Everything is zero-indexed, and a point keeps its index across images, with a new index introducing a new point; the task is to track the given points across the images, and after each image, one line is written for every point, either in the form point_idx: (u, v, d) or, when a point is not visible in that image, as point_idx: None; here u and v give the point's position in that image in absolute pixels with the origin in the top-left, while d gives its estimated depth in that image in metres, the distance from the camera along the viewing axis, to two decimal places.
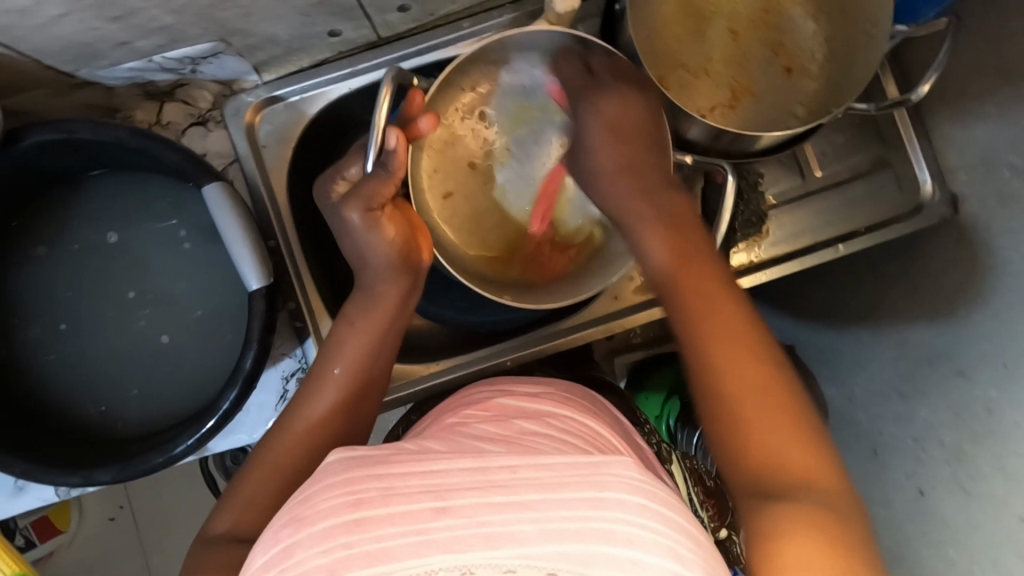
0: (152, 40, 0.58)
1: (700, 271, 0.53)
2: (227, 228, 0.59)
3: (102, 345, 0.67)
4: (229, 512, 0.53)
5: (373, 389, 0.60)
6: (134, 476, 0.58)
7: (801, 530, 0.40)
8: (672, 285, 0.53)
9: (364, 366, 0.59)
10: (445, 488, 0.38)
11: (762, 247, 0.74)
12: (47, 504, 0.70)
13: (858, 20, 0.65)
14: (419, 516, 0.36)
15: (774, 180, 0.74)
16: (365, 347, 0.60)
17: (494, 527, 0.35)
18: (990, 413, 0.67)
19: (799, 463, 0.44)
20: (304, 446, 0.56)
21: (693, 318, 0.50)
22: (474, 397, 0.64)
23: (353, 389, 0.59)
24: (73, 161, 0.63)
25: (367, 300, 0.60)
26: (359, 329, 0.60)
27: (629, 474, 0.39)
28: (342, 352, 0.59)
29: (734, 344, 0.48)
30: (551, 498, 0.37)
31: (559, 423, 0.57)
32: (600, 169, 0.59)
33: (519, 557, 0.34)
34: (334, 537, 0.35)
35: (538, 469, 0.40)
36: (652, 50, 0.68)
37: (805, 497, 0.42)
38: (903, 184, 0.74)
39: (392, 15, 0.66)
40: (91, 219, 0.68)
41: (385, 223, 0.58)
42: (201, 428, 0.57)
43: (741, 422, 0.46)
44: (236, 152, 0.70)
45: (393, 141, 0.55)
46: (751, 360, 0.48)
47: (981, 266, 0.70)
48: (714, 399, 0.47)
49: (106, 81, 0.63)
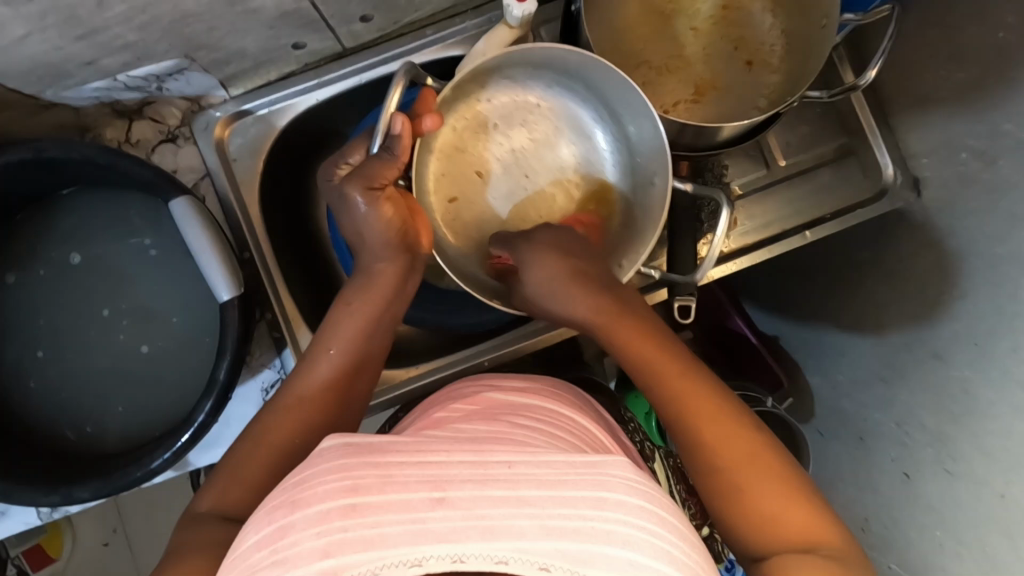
0: (117, 59, 0.59)
1: (669, 362, 0.56)
2: (195, 241, 0.59)
3: (82, 363, 0.68)
4: (213, 491, 0.52)
5: (366, 373, 0.61)
6: (112, 492, 0.58)
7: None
8: (646, 382, 0.56)
9: (360, 348, 0.60)
10: (444, 480, 0.38)
11: (730, 236, 0.74)
12: (30, 527, 0.70)
13: (810, 11, 0.66)
14: (415, 505, 0.36)
15: (740, 172, 0.75)
16: (360, 331, 0.60)
17: (491, 520, 0.35)
18: (968, 393, 0.67)
19: (802, 524, 0.47)
20: (296, 427, 0.55)
21: (675, 405, 0.54)
22: (461, 392, 0.64)
23: (349, 368, 0.59)
24: (44, 182, 0.64)
25: (363, 284, 0.61)
26: (354, 310, 0.60)
27: (626, 475, 0.41)
28: (338, 333, 0.59)
29: (723, 418, 0.53)
30: (549, 494, 0.38)
31: (544, 418, 0.57)
32: (549, 295, 0.60)
33: (514, 548, 0.34)
34: (329, 521, 0.36)
35: (538, 465, 0.40)
36: (614, 49, 0.69)
37: (814, 552, 0.46)
38: (867, 169, 0.75)
39: (356, 25, 0.67)
40: (64, 240, 0.68)
41: (384, 204, 0.58)
42: (177, 442, 0.57)
43: (741, 492, 0.50)
44: (207, 167, 0.71)
45: (398, 127, 0.57)
46: (738, 433, 0.52)
47: (947, 250, 0.70)
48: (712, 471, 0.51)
49: (72, 101, 0.64)
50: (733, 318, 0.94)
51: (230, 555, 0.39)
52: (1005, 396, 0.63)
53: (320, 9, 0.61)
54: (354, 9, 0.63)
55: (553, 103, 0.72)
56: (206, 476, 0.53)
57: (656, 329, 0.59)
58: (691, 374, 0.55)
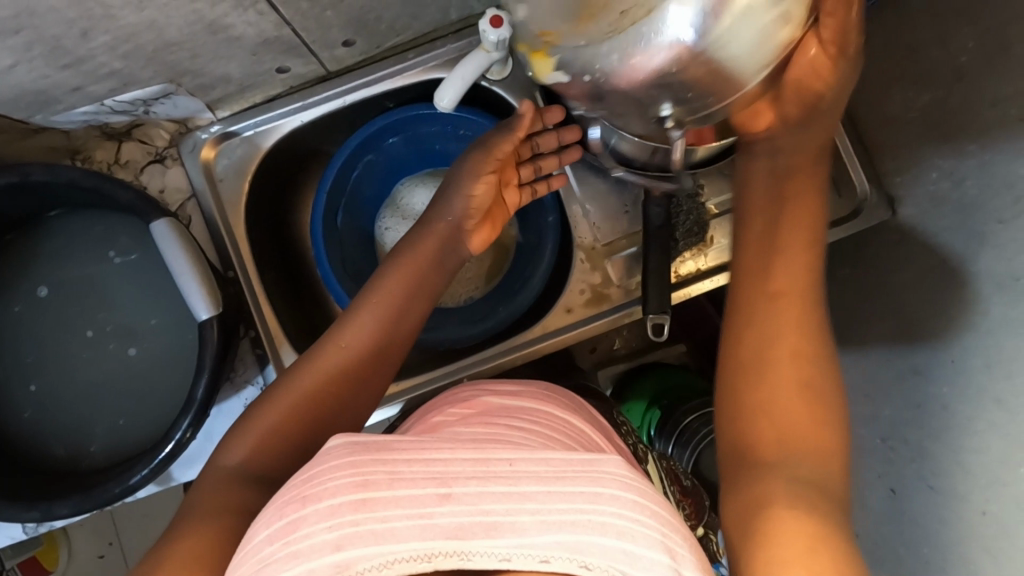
0: (103, 85, 0.61)
1: (786, 268, 0.57)
2: (175, 263, 0.60)
3: (70, 380, 0.69)
4: (236, 446, 0.53)
5: (407, 328, 0.61)
6: (93, 507, 0.59)
7: (783, 504, 0.43)
8: (748, 272, 0.58)
9: (398, 304, 0.61)
10: (450, 476, 0.40)
11: (708, 254, 0.74)
12: (16, 542, 0.71)
13: None
14: (424, 501, 0.38)
15: (716, 191, 0.74)
16: (403, 285, 0.62)
17: (495, 516, 0.37)
18: (946, 408, 0.68)
19: (807, 447, 0.47)
20: (333, 367, 0.57)
21: (761, 296, 0.56)
22: (459, 396, 0.65)
23: (387, 326, 0.60)
24: (33, 205, 0.65)
25: (417, 238, 0.64)
26: (401, 263, 0.63)
27: (619, 473, 0.42)
28: (382, 285, 0.61)
29: (787, 333, 0.53)
30: (550, 490, 0.40)
31: (542, 421, 0.58)
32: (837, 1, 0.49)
33: (517, 545, 0.36)
34: (340, 514, 0.37)
35: (537, 462, 0.42)
36: None
37: (798, 466, 0.46)
38: (841, 189, 0.75)
39: (339, 49, 0.69)
40: (54, 259, 0.70)
41: (481, 184, 0.65)
42: (155, 458, 0.58)
43: (764, 385, 0.51)
44: (194, 188, 0.73)
45: (523, 109, 0.66)
46: (807, 348, 0.52)
47: (923, 264, 0.70)
48: (749, 367, 0.53)
49: (61, 125, 0.66)
50: None
51: (241, 548, 0.40)
52: (979, 410, 0.63)
53: (302, 35, 0.63)
54: (335, 35, 0.65)
55: None
56: (238, 419, 0.55)
57: (786, 225, 0.59)
58: (791, 290, 0.55)
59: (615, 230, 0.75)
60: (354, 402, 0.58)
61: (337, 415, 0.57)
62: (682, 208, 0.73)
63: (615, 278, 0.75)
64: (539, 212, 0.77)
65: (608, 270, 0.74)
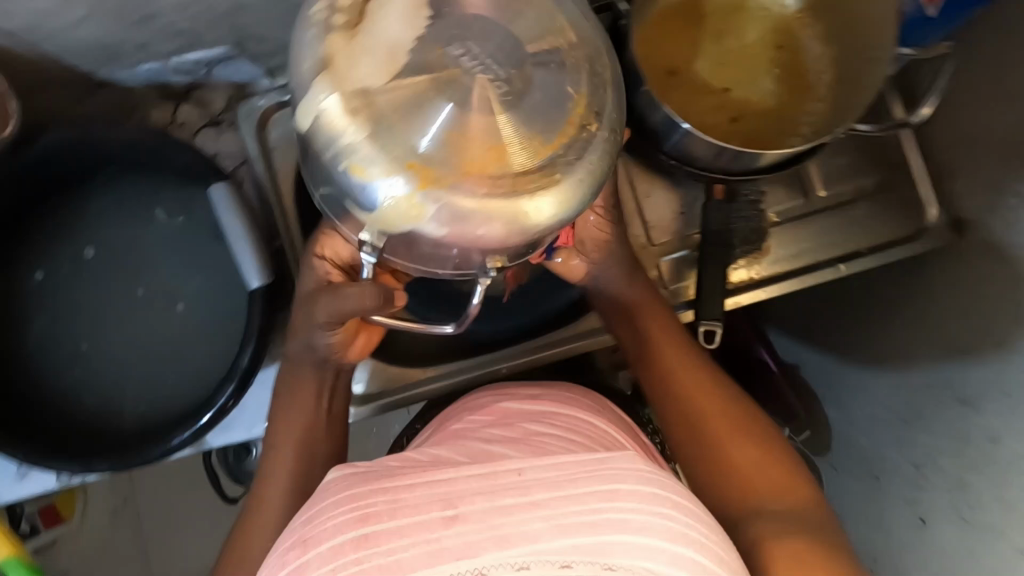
0: (169, 44, 0.60)
1: (676, 348, 0.62)
2: (229, 229, 0.60)
3: (107, 337, 0.67)
4: None
5: (324, 449, 0.61)
6: (130, 466, 0.60)
7: (784, 537, 0.47)
8: (650, 356, 0.62)
9: (309, 428, 0.61)
10: (456, 497, 0.39)
11: (763, 263, 0.72)
12: (48, 492, 0.71)
13: (861, 40, 0.66)
14: (430, 526, 0.37)
15: (777, 200, 0.73)
16: (301, 421, 0.61)
17: (506, 528, 0.37)
18: (994, 443, 0.65)
19: (771, 481, 0.52)
20: (295, 429, 0.60)
21: (674, 372, 0.60)
22: (477, 401, 0.63)
23: (304, 458, 0.60)
24: (87, 160, 0.65)
25: (296, 370, 0.62)
26: (288, 396, 0.62)
27: (635, 467, 0.42)
28: (283, 422, 0.61)
29: (705, 395, 0.58)
30: (562, 495, 0.39)
31: (567, 425, 0.57)
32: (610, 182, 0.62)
33: (531, 553, 0.36)
34: (345, 554, 0.36)
35: (547, 468, 0.42)
36: (655, 60, 0.70)
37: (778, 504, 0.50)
38: (909, 203, 0.73)
39: None
40: (102, 215, 0.69)
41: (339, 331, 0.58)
42: (198, 422, 0.60)
43: (715, 443, 0.55)
44: (247, 153, 0.71)
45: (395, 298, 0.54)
46: (724, 407, 0.58)
47: (983, 293, 0.68)
48: (692, 434, 0.57)
49: (125, 81, 0.66)
50: (759, 350, 0.97)
51: None
52: None
53: None
54: None
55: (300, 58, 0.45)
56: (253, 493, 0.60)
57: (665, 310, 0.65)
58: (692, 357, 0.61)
59: (668, 229, 0.73)
60: (325, 446, 0.61)
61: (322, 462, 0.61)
62: (743, 214, 0.70)
63: (665, 280, 0.73)
64: None
65: (660, 272, 0.72)
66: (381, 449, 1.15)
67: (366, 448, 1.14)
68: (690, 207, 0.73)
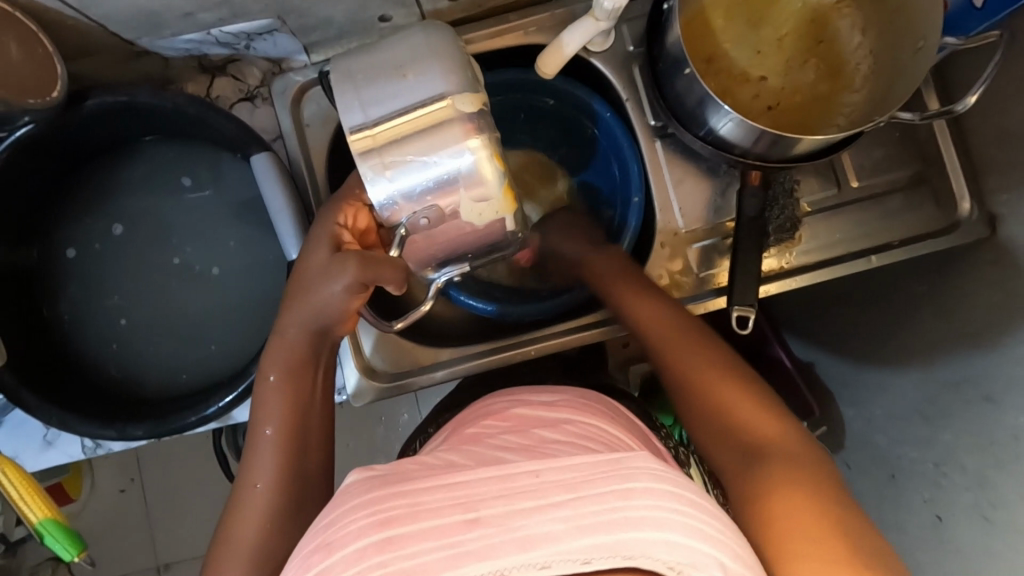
0: (213, 14, 0.60)
1: (668, 326, 0.63)
2: (273, 199, 0.62)
3: (145, 307, 0.70)
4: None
5: (316, 434, 0.59)
6: (166, 433, 0.61)
7: (790, 495, 0.46)
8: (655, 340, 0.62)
9: (300, 412, 0.58)
10: (474, 500, 0.37)
11: (793, 254, 0.73)
12: (72, 461, 0.71)
13: (903, 32, 0.64)
14: (449, 529, 0.36)
15: (810, 190, 0.73)
16: (289, 402, 0.57)
17: (526, 530, 0.35)
18: (1017, 440, 0.64)
19: (773, 438, 0.52)
20: (285, 405, 0.57)
21: (674, 353, 0.61)
22: (490, 408, 0.62)
23: (296, 444, 0.57)
24: (128, 127, 0.66)
25: (275, 349, 0.58)
26: (271, 379, 0.57)
27: (651, 466, 0.40)
28: (267, 404, 0.57)
29: (709, 369, 0.58)
30: (579, 495, 0.37)
31: (586, 432, 0.54)
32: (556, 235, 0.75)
33: (554, 552, 0.34)
34: (366, 558, 0.35)
35: (563, 470, 0.39)
36: (696, 47, 0.69)
37: (785, 460, 0.50)
38: (940, 200, 0.73)
39: (443, 3, 0.68)
40: (137, 186, 0.70)
41: (355, 300, 0.56)
42: (232, 393, 0.61)
43: (719, 412, 0.55)
44: (281, 130, 0.71)
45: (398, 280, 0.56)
46: (726, 377, 0.57)
47: (1015, 290, 0.67)
48: (697, 405, 0.57)
49: (164, 52, 0.66)
50: (776, 347, 0.98)
51: None
52: None
53: None
54: None
55: (427, 65, 0.53)
56: (239, 470, 0.57)
57: (657, 292, 0.66)
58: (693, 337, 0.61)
59: (699, 218, 0.73)
60: (315, 427, 0.58)
61: (309, 445, 0.58)
62: (778, 202, 0.72)
63: (695, 267, 0.73)
64: (626, 193, 0.76)
65: (689, 258, 0.73)
66: (391, 437, 1.14)
67: (376, 435, 1.14)
68: (724, 195, 0.73)
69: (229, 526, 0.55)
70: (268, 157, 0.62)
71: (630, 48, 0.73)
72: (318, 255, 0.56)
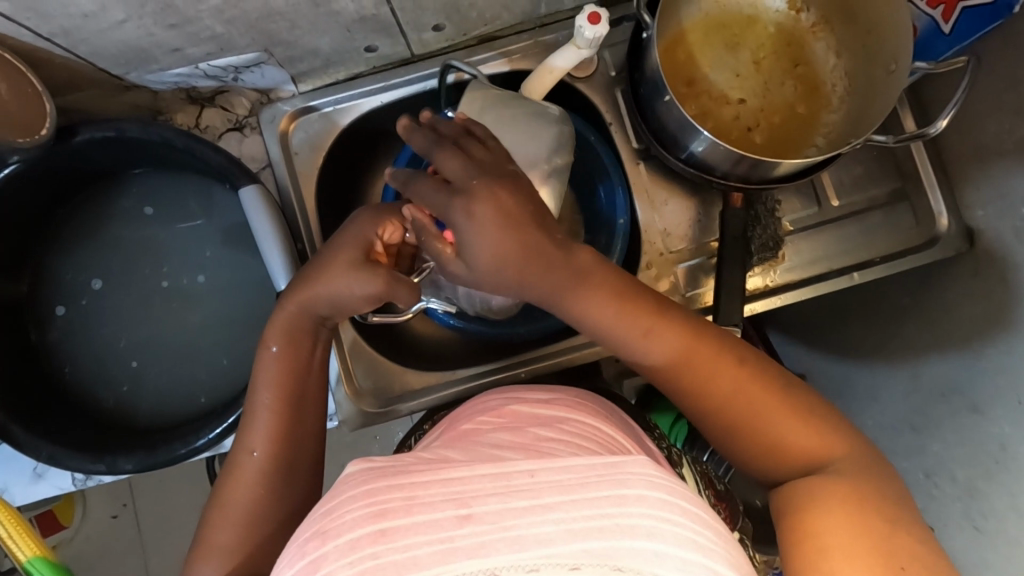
0: (201, 48, 0.61)
1: (704, 353, 0.53)
2: (260, 230, 0.63)
3: (135, 335, 0.70)
4: None
5: (313, 404, 0.60)
6: (155, 466, 0.61)
7: (836, 506, 0.48)
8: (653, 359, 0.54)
9: (293, 383, 0.58)
10: (469, 496, 0.37)
11: (777, 272, 0.75)
12: (63, 493, 0.71)
13: (877, 54, 0.67)
14: (443, 524, 0.35)
15: (792, 208, 0.75)
16: (287, 371, 0.58)
17: (518, 530, 0.35)
18: (1005, 449, 0.65)
19: (812, 444, 0.52)
20: (284, 376, 0.58)
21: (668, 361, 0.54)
22: (487, 404, 0.62)
23: (287, 412, 0.57)
24: (118, 158, 0.67)
25: (280, 317, 0.58)
26: (279, 351, 0.58)
27: (647, 473, 0.40)
28: (266, 377, 0.57)
29: (746, 383, 0.53)
30: (572, 498, 0.37)
31: (575, 430, 0.55)
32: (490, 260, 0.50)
33: (543, 555, 0.34)
34: (359, 548, 0.35)
35: (558, 471, 0.39)
36: (675, 71, 0.71)
37: (831, 468, 0.51)
38: (919, 215, 0.74)
39: (428, 33, 0.69)
40: (126, 214, 0.71)
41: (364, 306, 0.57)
42: (222, 424, 0.61)
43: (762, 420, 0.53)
44: (270, 158, 0.72)
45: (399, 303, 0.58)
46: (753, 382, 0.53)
47: (996, 300, 0.68)
48: (735, 416, 0.53)
49: (152, 85, 0.67)
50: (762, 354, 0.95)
51: None
52: None
53: (397, 15, 0.64)
54: (428, 18, 0.66)
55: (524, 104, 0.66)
56: (234, 437, 0.58)
57: (644, 299, 0.54)
58: (719, 348, 0.54)
59: (684, 238, 0.74)
60: (311, 396, 0.59)
61: (303, 417, 0.59)
62: (760, 222, 0.74)
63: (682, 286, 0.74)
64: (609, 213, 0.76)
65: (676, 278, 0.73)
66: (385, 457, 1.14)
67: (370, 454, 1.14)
68: (708, 214, 0.75)
69: (223, 509, 0.55)
70: (254, 188, 0.62)
71: (612, 73, 0.75)
72: (346, 255, 0.56)
